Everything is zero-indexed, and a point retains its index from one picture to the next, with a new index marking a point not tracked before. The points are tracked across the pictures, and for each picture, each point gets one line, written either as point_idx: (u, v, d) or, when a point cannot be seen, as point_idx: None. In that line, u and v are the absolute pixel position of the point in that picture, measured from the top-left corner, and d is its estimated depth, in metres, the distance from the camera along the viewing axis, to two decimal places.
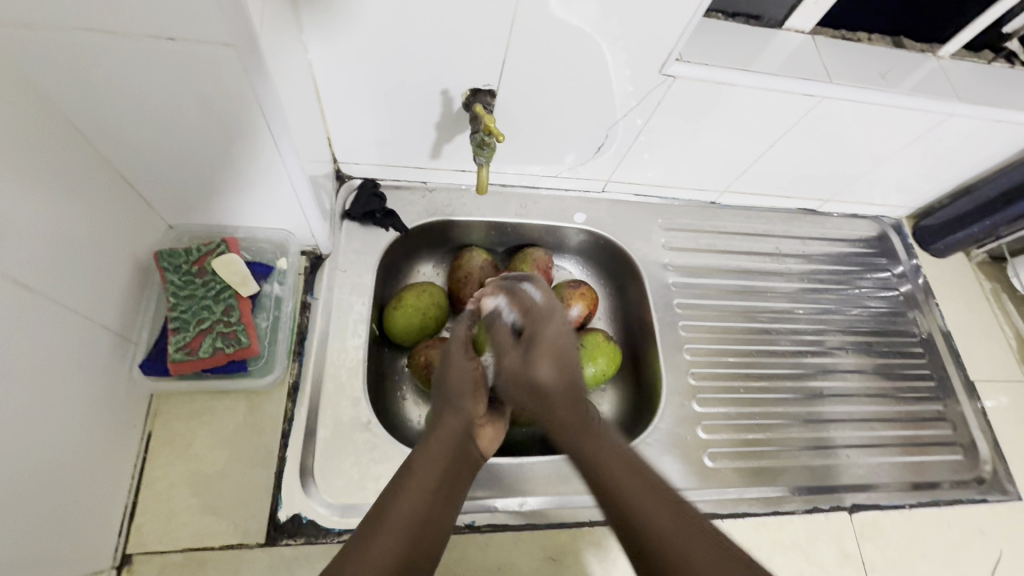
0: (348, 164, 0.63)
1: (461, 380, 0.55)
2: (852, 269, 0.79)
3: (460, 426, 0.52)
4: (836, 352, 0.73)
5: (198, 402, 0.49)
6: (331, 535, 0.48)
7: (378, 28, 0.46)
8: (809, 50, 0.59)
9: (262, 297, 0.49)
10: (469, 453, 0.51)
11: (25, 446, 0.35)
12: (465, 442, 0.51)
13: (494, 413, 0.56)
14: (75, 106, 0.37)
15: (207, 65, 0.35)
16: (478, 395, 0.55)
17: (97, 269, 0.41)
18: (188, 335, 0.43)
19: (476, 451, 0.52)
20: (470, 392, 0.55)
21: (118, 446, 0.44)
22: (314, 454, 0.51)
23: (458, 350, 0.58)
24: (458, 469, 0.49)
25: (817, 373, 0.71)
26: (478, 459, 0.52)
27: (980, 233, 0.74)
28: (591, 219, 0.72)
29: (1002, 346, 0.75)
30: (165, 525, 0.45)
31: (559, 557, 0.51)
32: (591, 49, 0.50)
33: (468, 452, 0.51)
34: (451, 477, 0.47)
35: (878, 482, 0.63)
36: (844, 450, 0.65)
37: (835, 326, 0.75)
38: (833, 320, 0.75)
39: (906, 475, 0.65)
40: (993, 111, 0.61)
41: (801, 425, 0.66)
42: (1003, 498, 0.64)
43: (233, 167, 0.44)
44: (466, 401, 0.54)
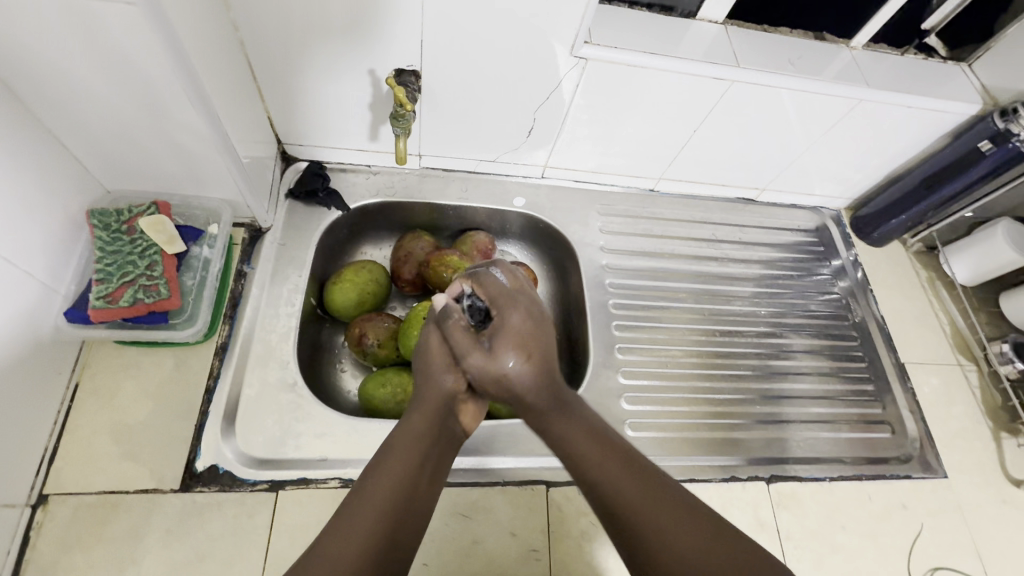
0: (292, 146, 0.67)
1: (445, 353, 0.50)
2: (806, 257, 0.82)
3: (445, 400, 0.48)
4: (789, 334, 0.75)
5: (127, 356, 0.52)
6: (244, 485, 0.49)
7: (303, 8, 0.50)
8: (722, 39, 0.62)
9: (191, 258, 0.53)
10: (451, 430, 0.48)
11: None
12: (447, 420, 0.48)
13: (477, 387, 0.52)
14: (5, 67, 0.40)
15: (114, 26, 0.38)
16: (464, 369, 0.49)
17: (25, 222, 0.44)
18: (111, 286, 0.47)
19: (457, 429, 0.49)
20: (455, 366, 0.49)
21: (40, 391, 0.47)
22: (237, 411, 0.53)
23: (439, 325, 0.50)
24: (442, 445, 0.46)
25: (777, 352, 0.73)
26: (455, 436, 0.49)
27: (911, 220, 0.77)
28: (529, 203, 0.75)
29: (935, 331, 0.77)
30: (82, 469, 0.47)
31: (469, 514, 0.52)
32: (504, 31, 0.54)
33: (451, 429, 0.48)
34: (436, 455, 0.45)
35: (831, 456, 0.65)
36: (795, 424, 0.67)
37: (795, 312, 0.77)
38: (795, 306, 0.77)
39: (858, 450, 0.67)
40: (903, 98, 0.65)
41: (761, 400, 0.68)
42: (926, 475, 0.65)
43: (162, 132, 0.47)
44: (450, 376, 0.49)
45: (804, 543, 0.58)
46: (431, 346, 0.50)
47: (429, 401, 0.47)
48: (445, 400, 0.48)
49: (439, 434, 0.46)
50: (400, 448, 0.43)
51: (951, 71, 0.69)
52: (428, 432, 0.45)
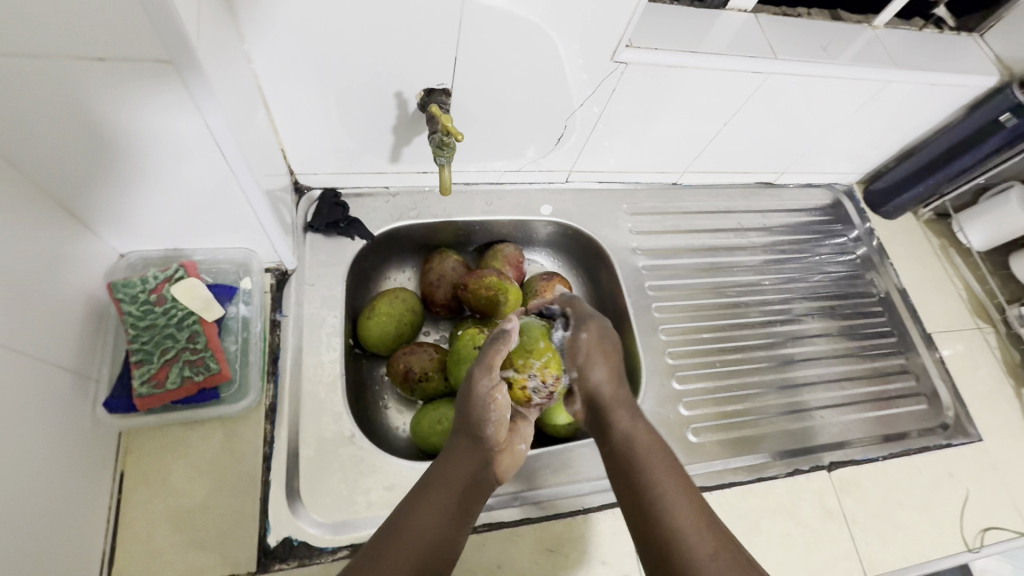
0: (306, 175, 0.62)
1: (485, 402, 0.48)
2: (808, 237, 0.82)
3: (478, 448, 0.47)
4: (802, 319, 0.76)
5: (172, 434, 0.48)
6: (324, 555, 0.47)
7: (326, 34, 0.45)
8: (753, 29, 0.60)
9: (228, 319, 0.48)
10: (484, 479, 0.48)
11: None
12: (483, 469, 0.47)
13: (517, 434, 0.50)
14: (9, 140, 0.34)
15: (148, 85, 0.34)
16: (500, 418, 0.48)
17: (47, 308, 0.39)
18: (153, 367, 0.42)
19: (491, 479, 0.48)
20: (491, 415, 0.47)
21: (88, 490, 0.42)
22: (301, 475, 0.50)
23: (482, 371, 0.48)
24: (473, 494, 0.46)
25: (786, 340, 0.73)
26: (490, 483, 0.48)
27: (927, 191, 0.78)
28: (557, 210, 0.72)
29: (953, 298, 0.79)
30: (148, 566, 0.43)
31: (556, 548, 0.51)
32: (543, 41, 0.51)
33: (484, 477, 0.48)
34: (466, 503, 0.45)
35: (857, 437, 0.67)
36: (816, 410, 0.68)
37: (798, 294, 0.78)
38: (797, 286, 0.78)
39: (875, 428, 0.68)
40: (929, 75, 0.65)
41: (776, 392, 0.68)
42: (965, 440, 0.68)
43: (186, 187, 0.43)
44: (487, 427, 0.47)
45: (870, 524, 0.60)
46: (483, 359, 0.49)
47: (466, 451, 0.47)
48: (482, 451, 0.47)
49: (471, 483, 0.46)
50: (434, 493, 0.44)
51: (965, 43, 0.70)
52: (460, 478, 0.46)
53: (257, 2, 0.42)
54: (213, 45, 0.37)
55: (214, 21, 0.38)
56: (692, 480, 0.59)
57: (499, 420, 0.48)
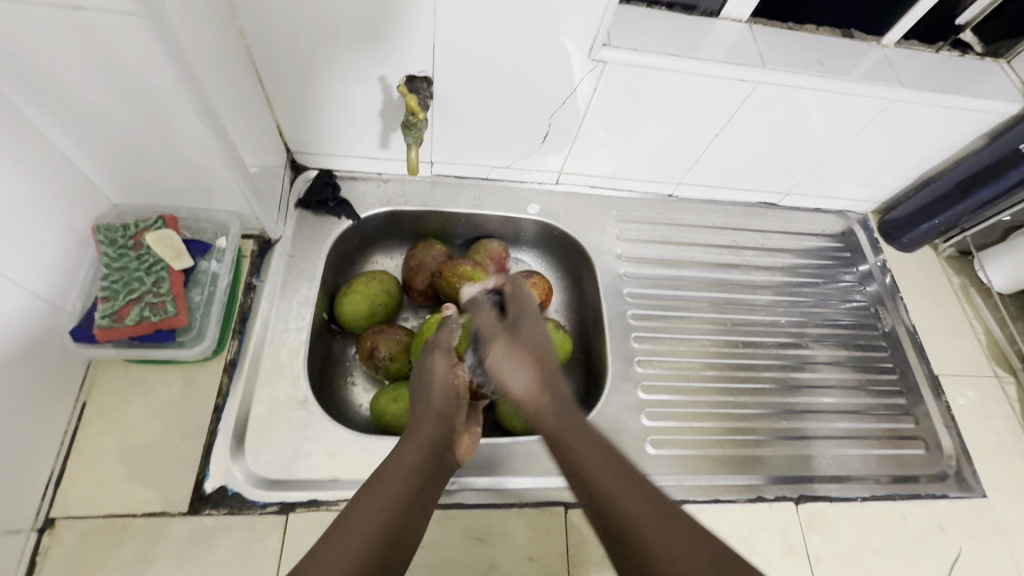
0: (302, 154, 0.65)
1: (446, 384, 0.51)
2: (828, 263, 0.79)
3: (439, 430, 0.48)
4: (811, 346, 0.72)
5: (135, 374, 0.51)
6: (254, 507, 0.48)
7: (313, 17, 0.49)
8: (746, 39, 0.60)
9: (198, 273, 0.51)
10: (446, 462, 0.48)
11: None
12: (445, 450, 0.48)
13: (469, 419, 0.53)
14: (7, 83, 0.39)
15: (112, 38, 0.36)
16: (461, 401, 0.52)
17: (29, 238, 0.43)
18: (117, 304, 0.45)
19: (453, 462, 0.49)
20: (454, 401, 0.51)
21: (46, 412, 0.46)
22: (247, 429, 0.52)
23: (442, 353, 0.52)
24: (436, 475, 0.46)
25: (797, 364, 0.70)
26: (450, 466, 0.49)
27: (944, 225, 0.74)
28: (544, 210, 0.72)
29: (970, 341, 0.73)
30: (90, 491, 0.46)
31: (485, 537, 0.50)
32: (522, 35, 0.52)
33: (445, 460, 0.48)
34: (429, 484, 0.44)
35: (858, 474, 0.62)
36: (820, 441, 0.64)
37: (818, 320, 0.74)
38: (815, 314, 0.74)
39: (887, 468, 0.63)
40: (940, 97, 0.62)
41: (781, 416, 0.65)
42: (964, 494, 0.62)
43: (168, 145, 0.46)
44: (449, 409, 0.50)
45: (837, 567, 0.55)
46: (439, 342, 0.53)
47: (429, 431, 0.48)
48: (443, 430, 0.48)
49: (434, 464, 0.46)
50: (397, 474, 0.43)
51: (989, 69, 0.66)
52: (424, 460, 0.45)
53: None
54: (195, 10, 0.40)
55: None
56: None
57: (456, 403, 0.51)
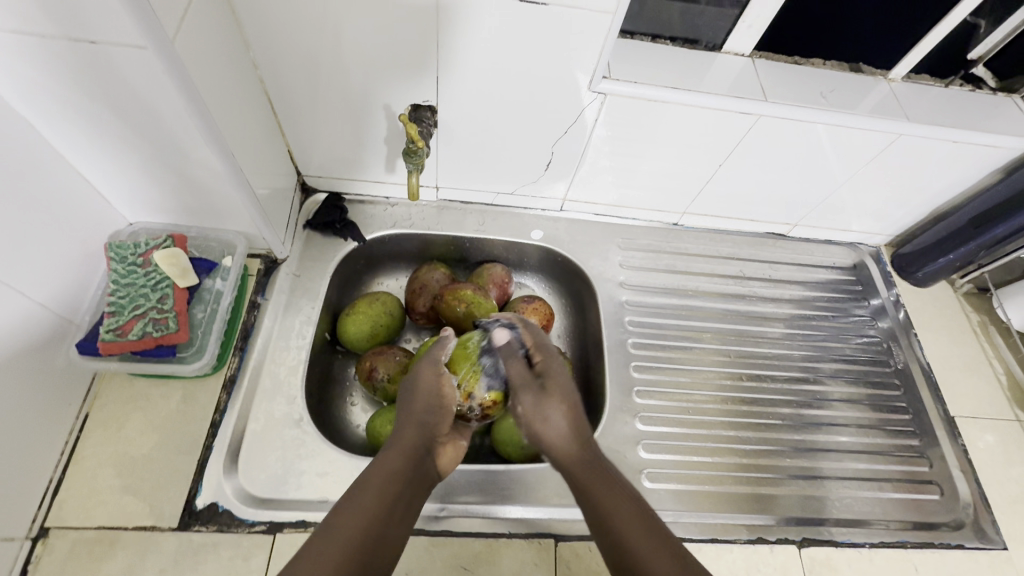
0: (312, 178, 0.68)
1: (430, 391, 0.52)
2: (843, 297, 0.77)
3: (420, 438, 0.49)
4: (826, 381, 0.69)
5: (137, 387, 0.52)
6: (242, 526, 0.48)
7: (325, 50, 0.51)
8: (748, 73, 0.60)
9: (202, 290, 0.53)
10: (427, 470, 0.48)
11: None
12: (425, 459, 0.48)
13: (455, 431, 0.53)
14: (29, 110, 0.41)
15: (124, 68, 0.38)
16: (444, 408, 0.51)
17: (41, 254, 0.45)
18: (121, 318, 0.47)
19: (434, 471, 0.49)
20: (435, 405, 0.51)
21: (48, 422, 0.47)
22: (241, 446, 0.52)
23: (428, 364, 0.53)
24: (418, 483, 0.46)
25: (811, 402, 0.68)
26: (433, 476, 0.49)
27: (960, 260, 0.71)
28: (548, 236, 0.73)
29: (989, 382, 0.70)
30: (84, 502, 0.47)
31: (471, 567, 0.49)
32: (523, 67, 0.53)
33: (427, 469, 0.48)
34: (408, 492, 0.45)
35: (871, 519, 0.59)
36: (832, 481, 0.62)
37: (830, 355, 0.72)
38: (829, 348, 0.72)
39: (907, 514, 0.61)
40: (949, 131, 0.61)
41: (796, 454, 0.63)
42: (982, 545, 0.59)
43: (178, 168, 0.48)
44: (430, 415, 0.50)
45: None
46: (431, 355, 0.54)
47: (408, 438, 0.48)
48: (423, 439, 0.49)
49: (414, 474, 0.46)
50: (375, 484, 0.44)
51: (1001, 104, 0.65)
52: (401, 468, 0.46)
53: (264, 20, 0.48)
54: (205, 44, 0.43)
55: (212, 26, 0.44)
56: None
57: (440, 409, 0.51)
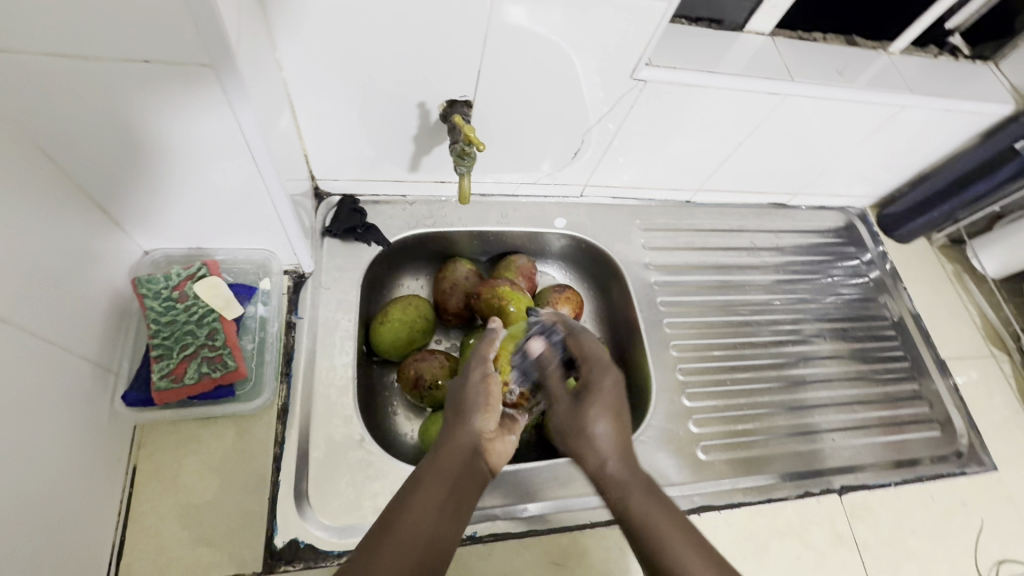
0: (326, 181, 0.63)
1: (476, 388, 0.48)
2: (824, 259, 0.82)
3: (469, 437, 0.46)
4: (813, 340, 0.75)
5: (185, 430, 0.49)
6: (330, 558, 0.46)
7: (358, 52, 0.49)
8: (769, 51, 0.62)
9: (246, 319, 0.52)
10: (478, 470, 0.45)
11: (19, 467, 0.35)
12: (474, 458, 0.45)
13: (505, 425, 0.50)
14: (54, 141, 0.37)
15: (179, 89, 0.36)
16: (490, 405, 0.48)
17: (76, 296, 0.41)
18: (172, 361, 0.45)
19: (486, 469, 0.46)
20: (482, 402, 0.47)
21: (102, 482, 0.43)
22: (308, 477, 0.50)
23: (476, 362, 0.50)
24: (468, 484, 0.44)
25: (798, 360, 0.73)
26: (485, 474, 0.46)
27: (941, 218, 0.78)
28: (571, 224, 0.72)
29: (968, 324, 0.79)
30: (155, 561, 0.44)
31: (562, 561, 0.51)
32: (563, 56, 0.52)
33: (477, 468, 0.45)
34: (457, 495, 0.42)
35: (890, 459, 0.67)
36: (853, 429, 0.68)
37: (810, 315, 0.77)
38: (809, 308, 0.78)
39: (889, 454, 0.67)
40: (944, 101, 0.65)
41: (789, 413, 0.68)
42: (980, 469, 0.67)
43: (214, 187, 0.44)
44: (475, 413, 0.47)
45: (882, 551, 0.59)
46: (478, 352, 0.52)
47: (456, 436, 0.46)
48: (468, 437, 0.46)
49: (461, 475, 0.44)
50: (422, 491, 0.41)
51: (979, 71, 0.71)
52: (448, 471, 0.43)
53: (298, 23, 0.45)
54: (250, 48, 0.39)
55: (253, 35, 0.40)
56: (700, 498, 0.58)
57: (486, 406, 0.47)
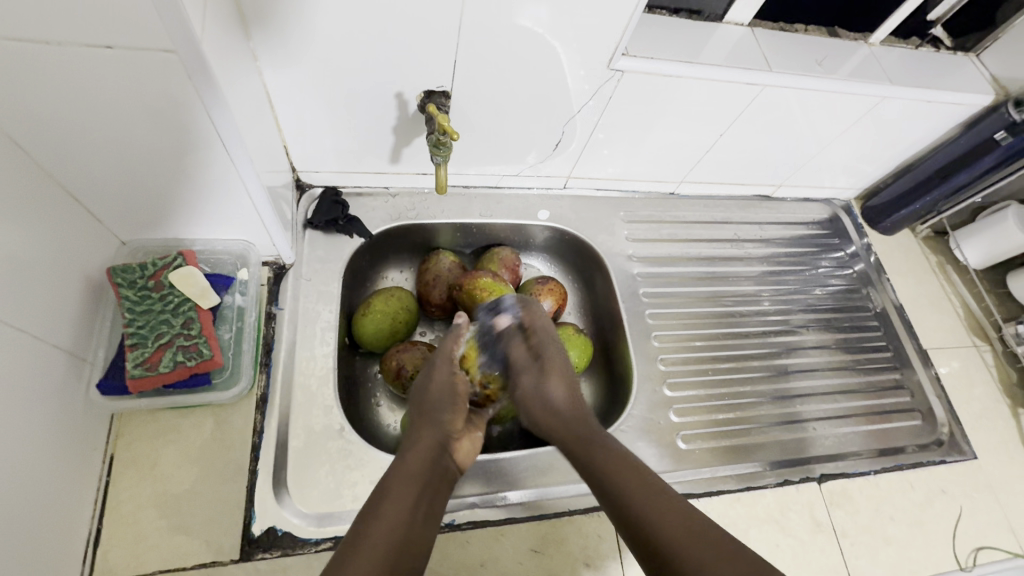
0: (307, 173, 0.63)
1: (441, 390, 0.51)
2: (808, 250, 0.83)
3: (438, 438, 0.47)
4: (798, 331, 0.75)
5: (163, 420, 0.49)
6: (308, 545, 0.47)
7: (334, 43, 0.49)
8: (749, 42, 0.62)
9: (223, 309, 0.52)
10: (446, 469, 0.46)
11: None
12: (443, 456, 0.46)
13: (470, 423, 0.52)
14: (24, 131, 0.37)
15: (146, 77, 0.36)
16: (458, 404, 0.50)
17: (48, 286, 0.42)
18: (147, 350, 0.46)
19: (452, 467, 0.47)
20: (450, 403, 0.50)
21: (78, 471, 0.44)
22: (287, 466, 0.50)
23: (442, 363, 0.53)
24: (438, 483, 0.44)
25: (783, 350, 0.73)
26: (451, 472, 0.47)
27: (924, 209, 0.79)
28: (555, 215, 0.73)
29: (950, 315, 0.79)
30: (132, 549, 0.44)
31: (542, 548, 0.51)
32: (539, 47, 0.53)
33: (446, 467, 0.46)
34: (428, 492, 0.42)
35: (871, 448, 0.67)
36: (836, 419, 0.68)
37: (796, 306, 0.78)
38: (795, 299, 0.78)
39: (871, 443, 0.67)
40: (925, 91, 0.65)
41: (772, 402, 0.68)
42: (961, 458, 0.67)
43: (188, 177, 0.44)
44: (444, 413, 0.49)
45: (860, 538, 0.59)
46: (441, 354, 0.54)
47: (425, 438, 0.47)
48: (438, 437, 0.47)
49: (432, 473, 0.44)
50: (395, 489, 0.41)
51: (959, 62, 0.71)
52: (419, 469, 0.43)
53: (270, 16, 0.45)
54: (219, 37, 0.39)
55: (223, 25, 0.40)
56: (680, 486, 0.59)
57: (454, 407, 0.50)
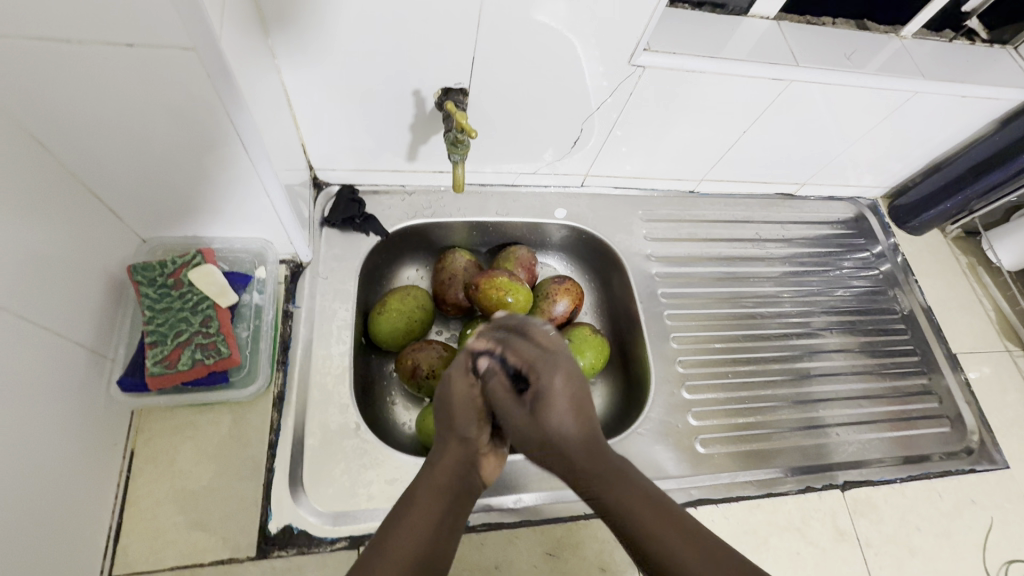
0: (324, 170, 0.63)
1: (467, 405, 0.45)
2: (832, 250, 0.80)
3: (465, 455, 0.44)
4: (821, 333, 0.73)
5: (181, 417, 0.50)
6: (323, 544, 0.47)
7: (354, 43, 0.49)
8: (775, 35, 0.60)
9: (242, 307, 0.53)
10: (472, 484, 0.44)
11: (17, 448, 0.36)
12: (469, 473, 0.44)
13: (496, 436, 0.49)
14: (49, 130, 0.37)
15: (166, 75, 0.36)
16: (485, 418, 0.46)
17: (70, 285, 0.42)
18: (166, 349, 0.47)
19: (479, 483, 0.46)
20: (477, 417, 0.45)
21: (97, 466, 0.44)
22: (303, 464, 0.50)
23: (459, 371, 0.46)
24: (463, 498, 0.43)
25: (805, 354, 0.71)
26: (477, 487, 0.46)
27: (954, 208, 0.76)
28: (571, 214, 0.72)
29: (981, 319, 0.77)
30: (151, 544, 0.45)
31: (557, 552, 0.51)
32: (560, 43, 0.52)
33: (472, 482, 0.45)
34: (456, 507, 0.42)
35: (897, 455, 0.65)
36: (860, 425, 0.66)
37: (819, 308, 0.75)
38: (818, 300, 0.76)
39: (897, 449, 0.65)
40: (959, 86, 0.63)
41: (793, 406, 0.66)
42: (992, 467, 0.65)
43: (208, 177, 0.45)
44: (471, 428, 0.45)
45: (884, 548, 0.57)
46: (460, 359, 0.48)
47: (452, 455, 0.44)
48: (465, 454, 0.44)
49: (461, 488, 0.43)
50: (421, 502, 0.40)
51: (997, 55, 0.68)
52: (447, 483, 0.42)
53: (291, 20, 0.46)
54: (238, 35, 0.39)
55: (245, 31, 0.41)
56: (698, 491, 0.57)
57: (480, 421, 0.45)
